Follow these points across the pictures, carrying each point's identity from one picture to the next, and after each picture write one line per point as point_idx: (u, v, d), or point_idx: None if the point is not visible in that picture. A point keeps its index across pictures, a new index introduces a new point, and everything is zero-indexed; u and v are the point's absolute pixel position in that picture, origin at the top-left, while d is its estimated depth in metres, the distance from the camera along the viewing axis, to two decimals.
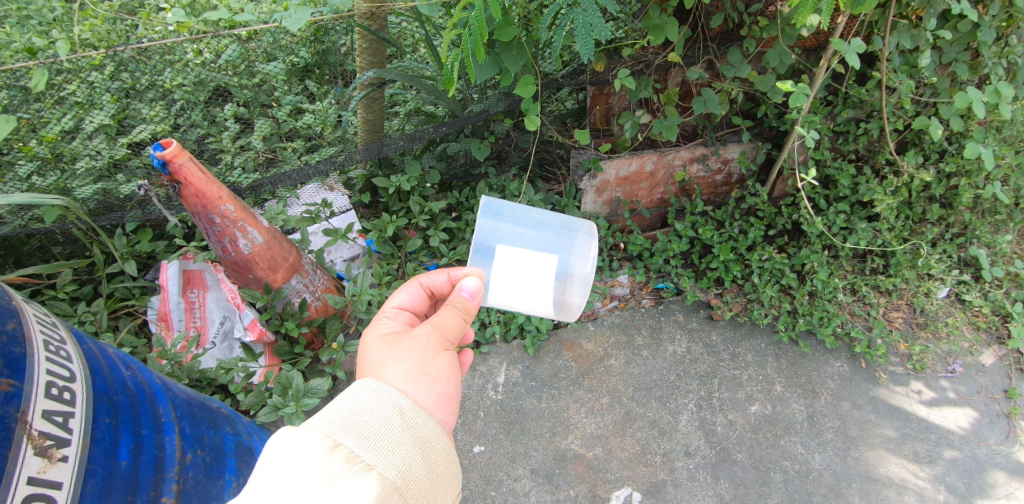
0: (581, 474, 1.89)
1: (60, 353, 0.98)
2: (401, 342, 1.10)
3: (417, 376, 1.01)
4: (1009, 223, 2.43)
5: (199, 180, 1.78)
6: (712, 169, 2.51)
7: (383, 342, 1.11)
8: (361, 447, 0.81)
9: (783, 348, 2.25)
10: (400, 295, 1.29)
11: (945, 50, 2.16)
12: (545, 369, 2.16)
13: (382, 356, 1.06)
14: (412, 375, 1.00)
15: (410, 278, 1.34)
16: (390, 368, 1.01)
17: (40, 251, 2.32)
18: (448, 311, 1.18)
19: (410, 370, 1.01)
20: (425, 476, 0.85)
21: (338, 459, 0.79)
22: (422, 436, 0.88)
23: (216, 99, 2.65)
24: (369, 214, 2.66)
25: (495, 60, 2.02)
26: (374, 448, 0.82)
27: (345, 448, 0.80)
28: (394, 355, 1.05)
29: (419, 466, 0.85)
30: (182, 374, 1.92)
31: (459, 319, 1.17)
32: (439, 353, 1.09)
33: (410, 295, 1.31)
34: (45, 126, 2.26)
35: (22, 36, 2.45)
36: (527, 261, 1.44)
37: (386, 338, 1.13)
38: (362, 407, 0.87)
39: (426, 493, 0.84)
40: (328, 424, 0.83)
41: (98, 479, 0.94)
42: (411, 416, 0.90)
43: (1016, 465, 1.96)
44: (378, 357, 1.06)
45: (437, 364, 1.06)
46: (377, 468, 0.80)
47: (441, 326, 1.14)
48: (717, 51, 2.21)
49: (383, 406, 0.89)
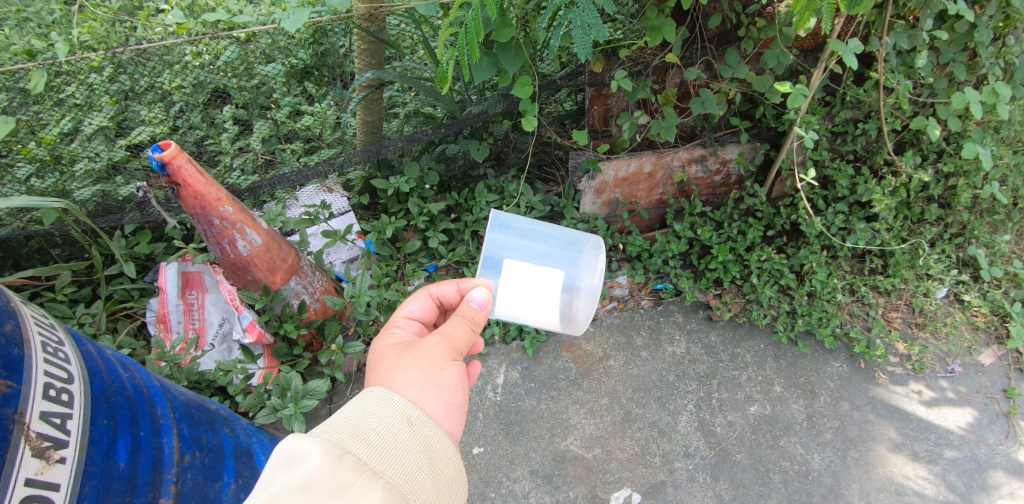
0: (581, 475, 1.89)
1: (58, 355, 0.98)
2: (410, 351, 1.11)
3: (425, 385, 1.01)
4: (1007, 223, 2.43)
5: (198, 182, 1.78)
6: (710, 170, 2.51)
7: (393, 352, 1.12)
8: (369, 455, 0.81)
9: (782, 349, 2.24)
10: (410, 306, 1.31)
11: (942, 50, 2.17)
12: (544, 371, 2.16)
13: (391, 366, 1.07)
14: (420, 385, 1.01)
15: (420, 289, 1.35)
16: (399, 377, 1.02)
17: (39, 254, 2.32)
18: (457, 321, 1.18)
19: (418, 379, 1.02)
20: (432, 486, 0.85)
21: (347, 467, 0.78)
22: (429, 446, 0.88)
23: (216, 101, 2.69)
24: (368, 215, 2.66)
25: (493, 61, 2.00)
26: (382, 456, 0.82)
27: (353, 456, 0.80)
28: (403, 365, 1.06)
29: (425, 475, 0.85)
30: (181, 376, 1.94)
31: (469, 330, 1.17)
32: (448, 363, 1.09)
33: (420, 306, 1.32)
34: (43, 128, 2.25)
35: (21, 39, 2.45)
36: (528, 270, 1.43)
37: (395, 349, 1.14)
38: (371, 415, 0.88)
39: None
40: (338, 432, 0.83)
41: (96, 481, 0.93)
42: (419, 425, 0.90)
43: (1016, 465, 1.96)
44: (387, 366, 1.06)
45: (446, 373, 1.06)
46: (384, 477, 0.80)
47: (450, 337, 1.14)
48: (715, 52, 2.21)
49: (391, 415, 0.89)
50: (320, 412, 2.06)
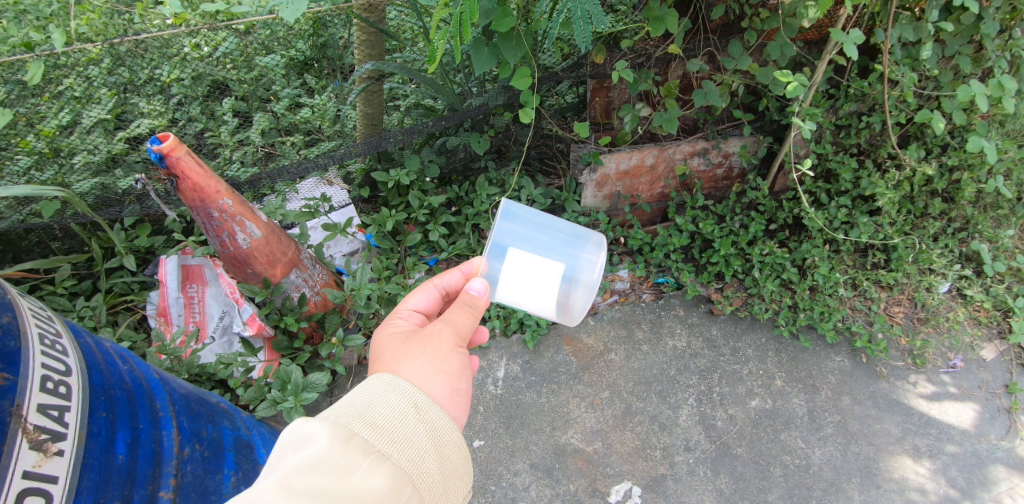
0: (581, 468, 1.89)
1: (55, 347, 0.98)
2: (414, 339, 1.10)
3: (430, 371, 1.01)
4: (1011, 217, 2.41)
5: (197, 174, 1.77)
6: (712, 163, 2.49)
7: (396, 340, 1.12)
8: (376, 438, 0.81)
9: (784, 343, 2.24)
10: (416, 298, 1.31)
11: (948, 43, 2.14)
12: (545, 364, 2.16)
13: (396, 352, 1.06)
14: (425, 370, 1.00)
15: (425, 281, 1.37)
16: (404, 362, 1.01)
17: (38, 247, 2.31)
18: (461, 309, 1.18)
19: (423, 365, 1.01)
20: (437, 469, 0.84)
21: (354, 448, 0.78)
22: (436, 430, 0.87)
23: (215, 93, 2.59)
24: (369, 208, 2.66)
25: (494, 51, 2.00)
26: (389, 439, 0.82)
27: (361, 438, 0.80)
28: (408, 351, 1.05)
29: (431, 458, 0.84)
30: (182, 369, 1.94)
31: (472, 317, 1.17)
32: (453, 349, 1.09)
33: (424, 298, 1.32)
34: (42, 121, 2.24)
35: (19, 31, 2.43)
36: (531, 263, 1.41)
37: (399, 337, 1.13)
38: (377, 400, 0.87)
39: (438, 486, 0.83)
40: (345, 415, 0.82)
41: (95, 474, 0.93)
42: (425, 409, 0.89)
43: (1017, 460, 1.95)
44: (391, 354, 1.06)
45: (450, 360, 1.06)
46: (391, 459, 0.80)
47: (455, 324, 1.14)
48: (718, 43, 2.19)
49: (397, 399, 0.89)
50: (320, 405, 2.06)
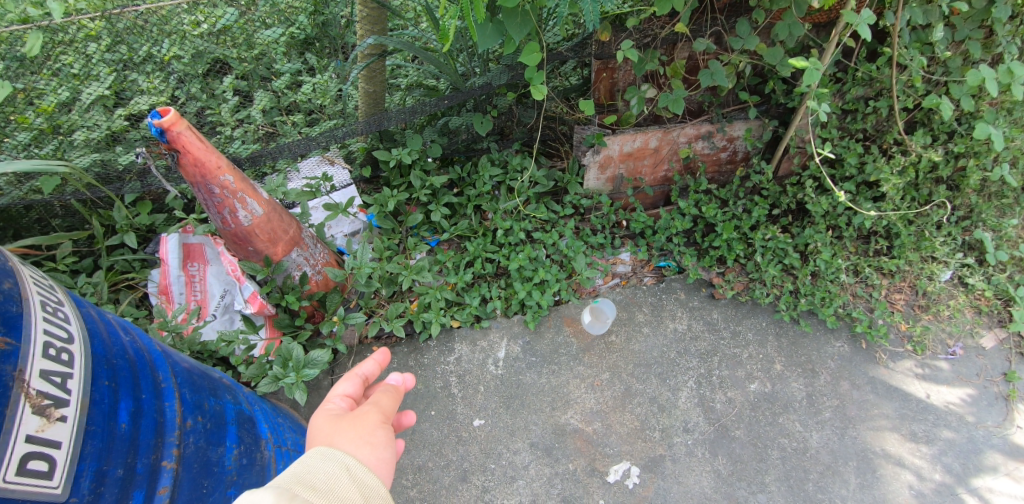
0: (580, 448, 1.91)
1: (57, 314, 0.98)
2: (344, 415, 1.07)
3: (364, 440, 0.99)
4: (1016, 206, 2.39)
5: (198, 149, 1.76)
6: (716, 147, 2.48)
7: (326, 418, 1.08)
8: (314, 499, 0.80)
9: (784, 327, 2.24)
10: (341, 385, 1.19)
11: (958, 27, 2.11)
12: (545, 345, 2.16)
13: (326, 430, 1.03)
14: (354, 442, 0.97)
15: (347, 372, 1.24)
16: (336, 437, 0.99)
17: (39, 224, 2.30)
18: (385, 390, 1.14)
19: (356, 435, 0.99)
20: None
21: None
22: (368, 491, 0.86)
23: (215, 70, 2.56)
24: (370, 189, 2.64)
25: (499, 29, 1.97)
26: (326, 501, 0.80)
27: (299, 500, 0.78)
28: (338, 428, 1.02)
29: None
30: (183, 346, 1.94)
31: (395, 399, 1.13)
32: (381, 424, 1.04)
33: (350, 387, 1.20)
34: (41, 97, 2.21)
35: (16, 4, 2.39)
36: None
37: (329, 415, 1.09)
38: (312, 467, 0.86)
39: None
40: (282, 482, 0.81)
41: (98, 441, 0.93)
42: (360, 472, 0.88)
43: (1012, 447, 1.96)
44: (322, 431, 1.03)
45: (380, 432, 1.02)
46: None
47: (380, 405, 1.09)
48: (725, 23, 2.16)
49: (332, 464, 0.87)
50: (321, 383, 2.07)
